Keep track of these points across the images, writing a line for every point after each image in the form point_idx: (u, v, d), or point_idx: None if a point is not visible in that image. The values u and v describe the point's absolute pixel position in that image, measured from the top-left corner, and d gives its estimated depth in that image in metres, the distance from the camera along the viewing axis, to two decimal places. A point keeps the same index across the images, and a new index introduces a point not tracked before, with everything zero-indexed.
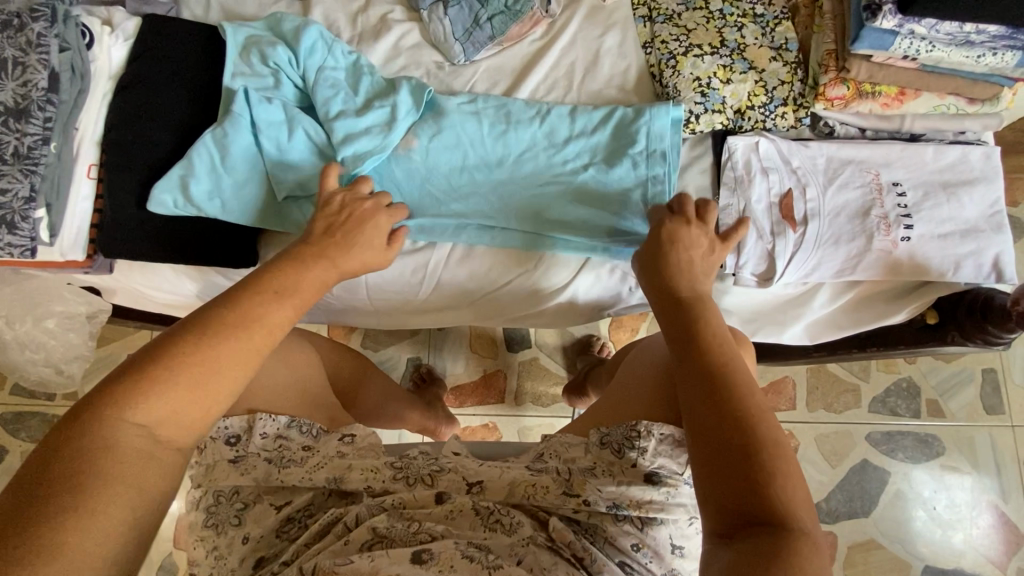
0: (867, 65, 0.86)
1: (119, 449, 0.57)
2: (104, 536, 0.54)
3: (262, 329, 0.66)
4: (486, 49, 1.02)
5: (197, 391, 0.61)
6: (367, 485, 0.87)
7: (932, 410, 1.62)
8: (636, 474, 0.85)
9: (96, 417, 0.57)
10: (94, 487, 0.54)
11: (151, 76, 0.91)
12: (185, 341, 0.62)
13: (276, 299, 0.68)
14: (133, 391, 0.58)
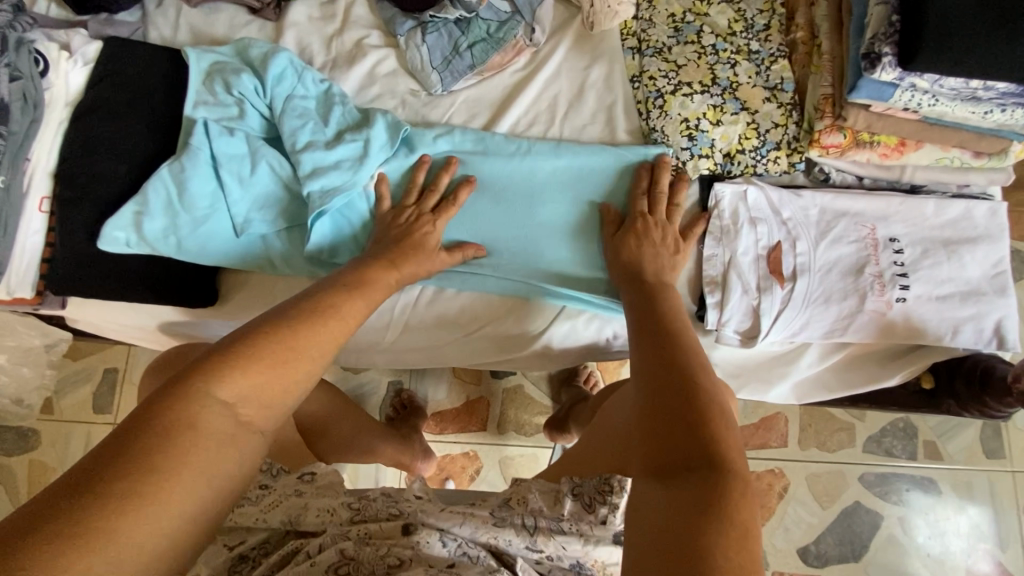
0: (865, 115, 0.80)
1: (207, 427, 0.51)
2: (158, 521, 0.46)
3: (338, 326, 0.64)
4: (465, 79, 0.97)
5: (278, 370, 0.57)
6: (323, 527, 0.80)
7: (929, 452, 1.56)
8: (603, 534, 0.80)
9: (187, 393, 0.52)
10: (162, 467, 0.47)
11: (108, 104, 0.87)
12: (281, 340, 0.59)
13: (351, 296, 0.69)
14: (218, 367, 0.54)
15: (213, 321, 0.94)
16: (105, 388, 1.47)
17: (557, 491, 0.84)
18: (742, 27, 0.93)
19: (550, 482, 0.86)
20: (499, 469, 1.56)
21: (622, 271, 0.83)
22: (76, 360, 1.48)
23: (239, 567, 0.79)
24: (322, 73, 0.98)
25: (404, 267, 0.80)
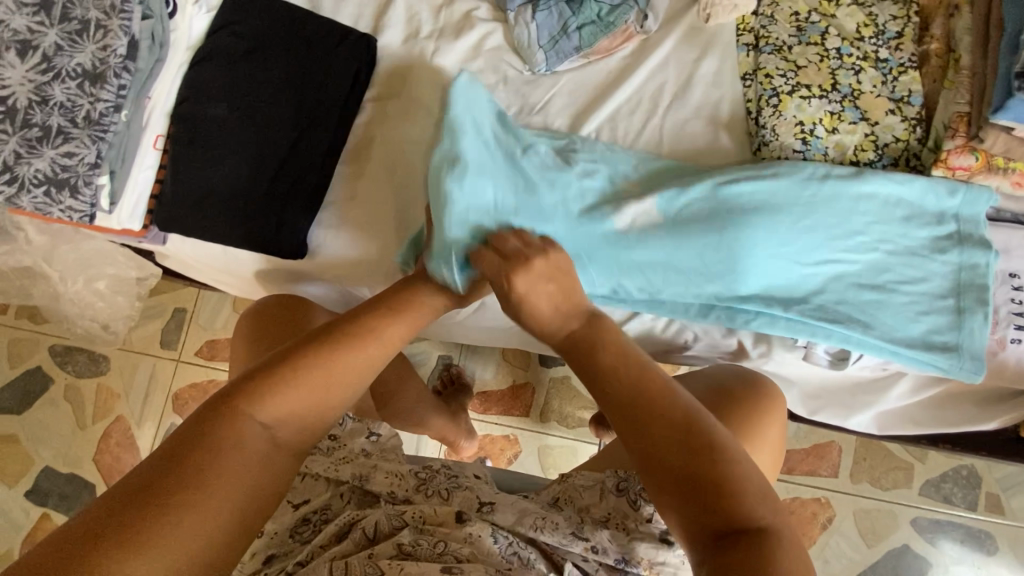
0: (1006, 138, 0.75)
1: (246, 447, 0.56)
2: (199, 528, 0.51)
3: (365, 359, 0.65)
4: (570, 61, 0.95)
5: (316, 392, 0.61)
6: (389, 490, 0.84)
7: (990, 505, 1.47)
8: (649, 532, 0.79)
9: (231, 412, 0.57)
10: (194, 483, 0.51)
11: (227, 52, 0.90)
12: (314, 364, 0.62)
13: (396, 318, 0.69)
14: (265, 389, 0.59)
15: (307, 281, 0.97)
16: (175, 326, 1.54)
17: (602, 485, 0.84)
18: (872, 33, 0.88)
19: (594, 475, 0.85)
20: (537, 456, 1.57)
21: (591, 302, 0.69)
22: (152, 295, 1.56)
23: (300, 529, 0.83)
24: (428, 41, 0.98)
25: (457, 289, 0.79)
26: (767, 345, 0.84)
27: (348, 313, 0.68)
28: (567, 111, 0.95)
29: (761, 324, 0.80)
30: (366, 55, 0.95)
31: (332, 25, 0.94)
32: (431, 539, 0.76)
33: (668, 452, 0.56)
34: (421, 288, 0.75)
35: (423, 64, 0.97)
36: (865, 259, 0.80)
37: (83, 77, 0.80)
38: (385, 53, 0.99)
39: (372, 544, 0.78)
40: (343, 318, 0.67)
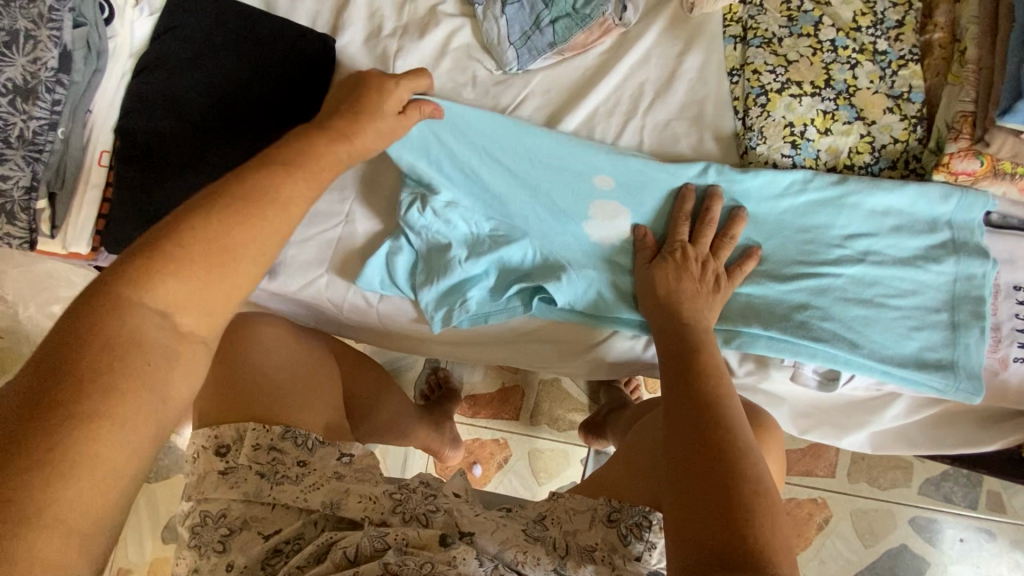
0: (1014, 141, 0.68)
1: (144, 340, 0.45)
2: (102, 461, 0.42)
3: (263, 242, 0.52)
4: (543, 58, 0.88)
5: (214, 275, 0.49)
6: (365, 515, 0.80)
7: (992, 503, 1.44)
8: (637, 570, 0.76)
9: (111, 300, 0.45)
10: (89, 416, 0.42)
11: (172, 58, 0.84)
12: (198, 235, 0.49)
13: (296, 176, 0.56)
14: (150, 267, 0.47)
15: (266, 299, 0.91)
16: None
17: (593, 512, 0.80)
18: (870, 22, 0.81)
19: (586, 501, 0.82)
20: (528, 460, 1.53)
21: (654, 302, 0.75)
22: None
23: (271, 561, 0.78)
24: (391, 40, 0.91)
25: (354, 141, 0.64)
26: (755, 364, 0.79)
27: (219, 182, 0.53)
28: (541, 113, 0.89)
29: (746, 345, 0.75)
30: (324, 56, 0.88)
31: (285, 24, 0.88)
32: (418, 559, 0.71)
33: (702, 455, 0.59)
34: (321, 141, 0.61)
35: (386, 66, 0.91)
36: (848, 270, 0.74)
37: (13, 93, 0.75)
38: (346, 54, 0.92)
39: (354, 566, 0.73)
40: (235, 191, 0.52)
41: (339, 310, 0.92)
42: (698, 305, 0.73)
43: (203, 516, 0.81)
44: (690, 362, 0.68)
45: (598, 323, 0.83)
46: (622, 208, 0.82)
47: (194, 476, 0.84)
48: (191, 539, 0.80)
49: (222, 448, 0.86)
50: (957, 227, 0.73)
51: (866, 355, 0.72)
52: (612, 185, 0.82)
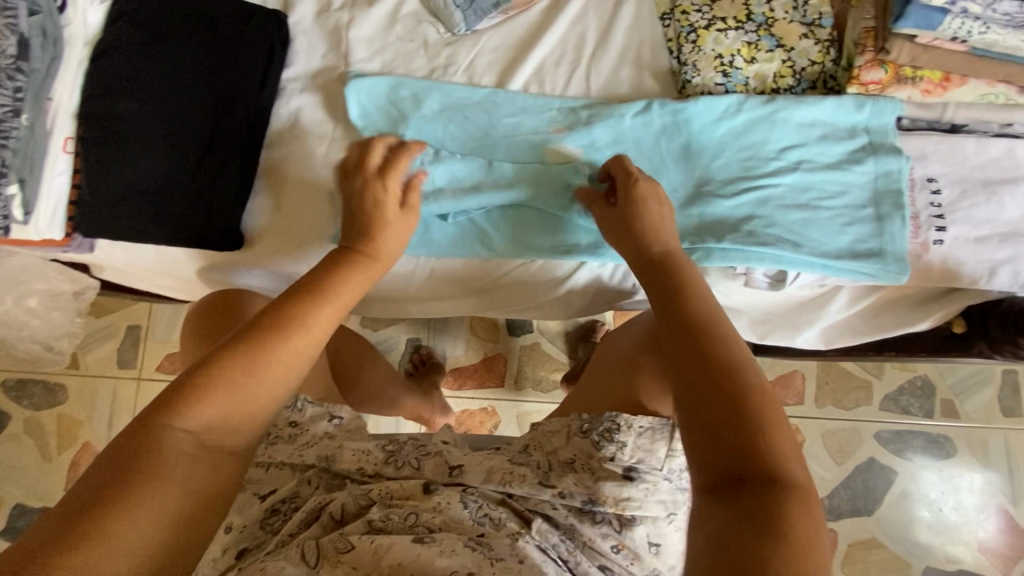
0: (910, 47, 0.76)
1: (171, 451, 0.57)
2: (137, 531, 0.53)
3: (291, 360, 0.64)
4: (489, 18, 0.94)
5: (238, 390, 0.61)
6: (358, 466, 0.81)
7: (945, 410, 1.56)
8: (613, 471, 0.77)
9: (149, 424, 0.57)
10: (133, 493, 0.54)
11: (129, 43, 0.87)
12: (233, 363, 0.61)
13: (323, 302, 0.68)
14: (188, 394, 0.59)
15: (238, 268, 0.94)
16: (131, 342, 1.49)
17: (569, 428, 0.82)
18: None
19: (561, 421, 0.83)
20: (517, 423, 1.58)
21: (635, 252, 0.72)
22: (101, 314, 1.51)
23: (269, 521, 0.78)
24: (342, 12, 0.95)
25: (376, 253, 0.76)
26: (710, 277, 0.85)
27: (283, 295, 0.68)
28: (492, 69, 0.94)
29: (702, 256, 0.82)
30: (278, 31, 0.92)
31: (236, 3, 0.91)
32: (402, 512, 0.73)
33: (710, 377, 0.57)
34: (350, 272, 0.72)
35: (339, 37, 0.95)
36: (785, 180, 0.82)
37: None
38: (299, 29, 0.96)
39: (341, 525, 0.75)
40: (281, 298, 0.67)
41: None
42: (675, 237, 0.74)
43: None
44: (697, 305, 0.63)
45: (565, 258, 0.88)
46: (577, 150, 0.88)
47: None
48: None
49: None
50: (871, 131, 0.82)
51: (808, 252, 0.79)
52: (565, 130, 0.88)
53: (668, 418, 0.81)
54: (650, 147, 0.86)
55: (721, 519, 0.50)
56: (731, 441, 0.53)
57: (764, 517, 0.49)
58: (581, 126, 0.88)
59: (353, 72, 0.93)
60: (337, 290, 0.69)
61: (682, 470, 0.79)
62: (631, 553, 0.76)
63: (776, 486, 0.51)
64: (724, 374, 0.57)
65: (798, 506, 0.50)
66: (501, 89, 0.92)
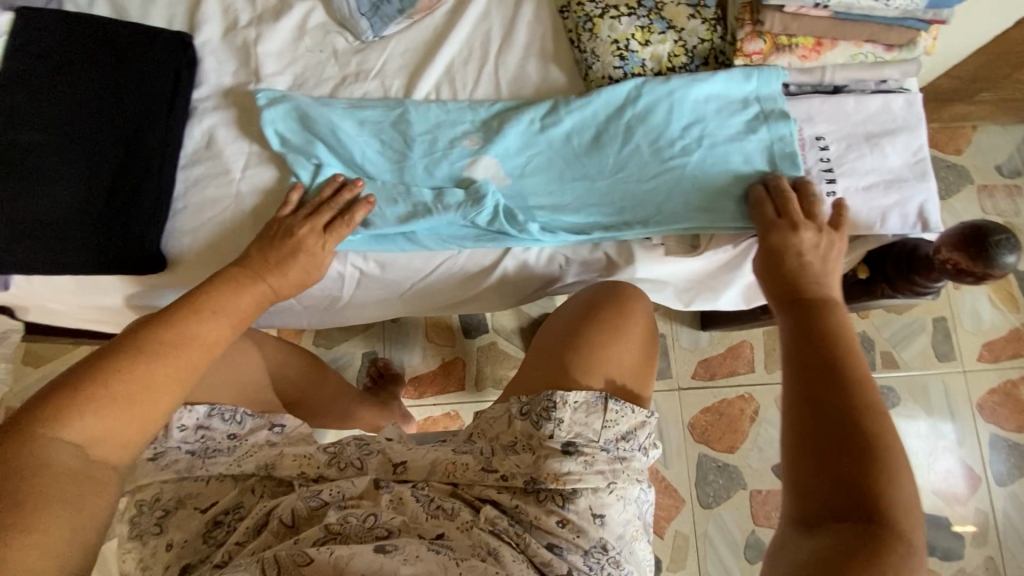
0: (780, 16, 0.82)
1: (53, 467, 0.58)
2: (31, 554, 0.54)
3: (180, 375, 0.68)
4: (395, 24, 0.97)
5: (131, 405, 0.64)
6: (302, 473, 0.81)
7: (886, 361, 1.64)
8: (553, 447, 0.79)
9: (27, 438, 0.58)
10: (26, 518, 0.55)
11: (27, 75, 0.86)
12: (121, 376, 0.64)
13: (213, 317, 0.73)
14: (67, 407, 0.61)
15: (164, 291, 0.93)
16: None
17: (508, 413, 0.84)
18: None
19: (502, 406, 0.86)
20: None
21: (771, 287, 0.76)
22: (38, 364, 1.45)
23: (214, 534, 0.78)
24: (249, 29, 0.97)
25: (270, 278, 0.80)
26: (631, 250, 0.92)
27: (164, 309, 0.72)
28: (403, 72, 0.96)
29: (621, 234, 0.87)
30: (184, 53, 0.93)
31: (140, 28, 0.92)
32: (361, 514, 0.75)
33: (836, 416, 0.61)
34: (238, 291, 0.77)
35: (248, 53, 0.96)
36: (693, 159, 0.86)
37: None
38: (207, 49, 0.96)
39: (294, 531, 0.76)
40: (154, 320, 0.69)
41: None
42: (825, 273, 0.75)
43: (138, 504, 0.79)
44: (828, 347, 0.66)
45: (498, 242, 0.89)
46: (493, 159, 0.89)
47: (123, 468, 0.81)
48: (130, 530, 0.79)
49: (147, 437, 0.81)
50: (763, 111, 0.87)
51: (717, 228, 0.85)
52: (479, 141, 0.90)
53: (600, 390, 0.83)
54: (562, 145, 0.89)
55: (828, 543, 0.55)
56: (843, 475, 0.58)
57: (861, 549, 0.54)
58: (493, 135, 0.90)
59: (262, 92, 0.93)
60: (231, 306, 0.75)
61: (618, 439, 0.81)
62: (576, 527, 0.77)
63: (896, 533, 0.55)
64: (852, 405, 0.61)
65: (901, 550, 0.54)
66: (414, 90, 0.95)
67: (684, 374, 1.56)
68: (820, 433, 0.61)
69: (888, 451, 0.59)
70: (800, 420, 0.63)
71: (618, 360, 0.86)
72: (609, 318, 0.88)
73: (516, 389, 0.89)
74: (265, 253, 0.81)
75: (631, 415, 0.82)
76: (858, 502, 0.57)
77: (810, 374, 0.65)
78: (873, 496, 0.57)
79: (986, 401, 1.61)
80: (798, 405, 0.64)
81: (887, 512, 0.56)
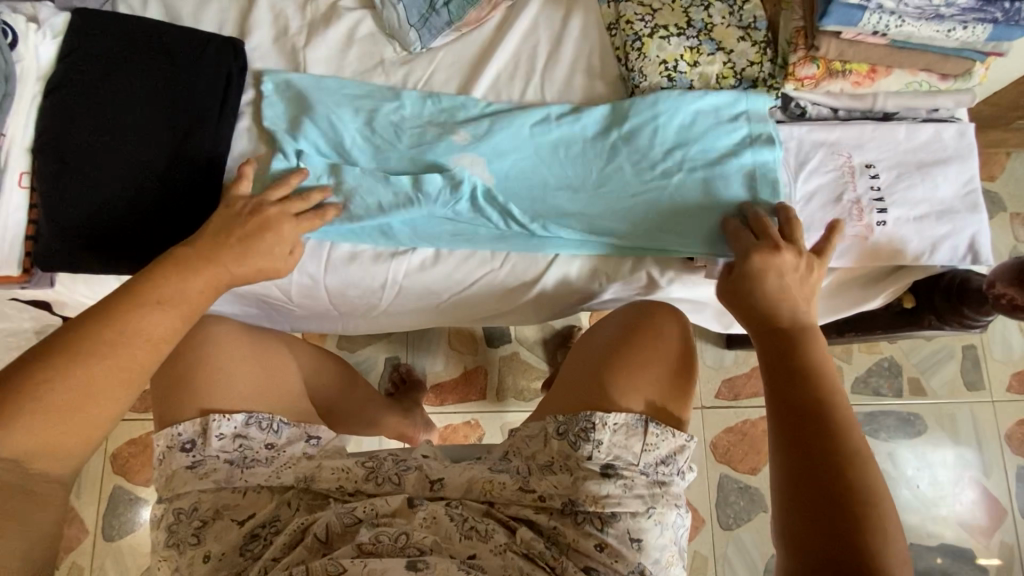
0: (837, 43, 0.82)
1: (59, 447, 0.64)
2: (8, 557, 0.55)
3: (133, 349, 0.69)
4: (444, 36, 0.97)
5: (87, 391, 0.66)
6: (338, 486, 0.81)
7: (913, 388, 1.61)
8: (591, 470, 0.79)
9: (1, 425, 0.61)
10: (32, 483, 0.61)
11: (82, 75, 0.87)
12: (94, 355, 0.67)
13: (156, 311, 0.72)
14: (26, 392, 0.63)
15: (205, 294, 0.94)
16: None
17: (545, 431, 0.83)
18: None
19: (538, 424, 0.85)
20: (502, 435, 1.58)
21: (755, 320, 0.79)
22: None
23: (251, 546, 0.78)
24: (298, 36, 0.98)
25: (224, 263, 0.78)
26: (673, 271, 0.92)
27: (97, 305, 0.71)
28: (449, 84, 0.97)
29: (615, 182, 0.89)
30: (234, 57, 0.93)
31: (192, 32, 0.93)
32: (392, 532, 0.75)
33: (828, 472, 0.67)
34: (169, 284, 0.74)
35: (297, 59, 0.97)
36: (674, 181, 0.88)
37: None
38: (256, 54, 0.97)
39: (327, 546, 0.75)
40: (92, 317, 0.69)
41: (286, 298, 0.95)
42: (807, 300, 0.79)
43: (175, 511, 0.80)
44: (799, 393, 0.72)
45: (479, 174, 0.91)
46: (478, 158, 0.91)
47: (162, 474, 0.81)
48: (168, 539, 0.79)
49: (188, 444, 0.82)
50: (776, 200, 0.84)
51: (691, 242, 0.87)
52: (467, 138, 0.92)
53: (639, 413, 0.82)
54: (549, 154, 0.91)
55: None
56: (837, 530, 0.63)
57: (829, 558, 0.62)
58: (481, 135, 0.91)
59: (268, 70, 0.95)
60: (168, 296, 0.73)
61: (657, 464, 0.81)
62: (613, 552, 0.76)
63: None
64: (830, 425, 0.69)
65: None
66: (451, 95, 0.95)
67: (707, 393, 1.55)
68: (798, 476, 0.68)
69: (867, 487, 0.66)
70: (789, 451, 0.69)
71: (659, 382, 0.85)
72: (648, 340, 0.87)
73: (550, 409, 0.89)
74: (230, 237, 0.80)
75: (671, 439, 0.82)
76: (851, 549, 0.62)
77: (780, 396, 0.73)
78: (872, 557, 0.61)
79: (1014, 432, 1.58)
80: (777, 431, 0.72)
81: (875, 563, 0.61)
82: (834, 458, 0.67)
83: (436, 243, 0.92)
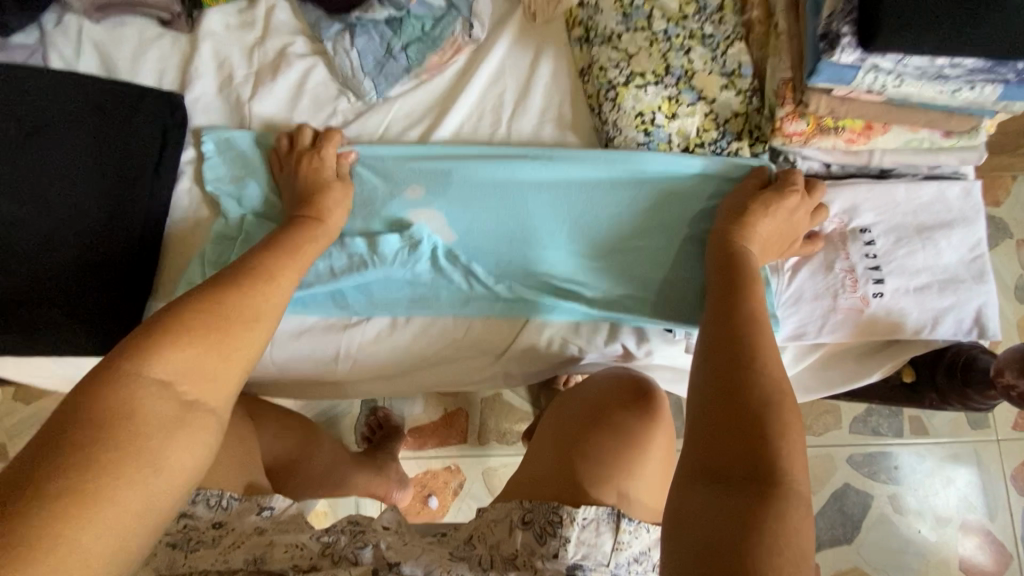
0: (827, 99, 0.75)
1: (145, 410, 0.48)
2: (116, 519, 0.44)
3: (259, 308, 0.59)
4: (401, 84, 0.89)
5: (217, 345, 0.54)
6: (293, 564, 0.70)
7: (915, 428, 1.45)
8: (556, 569, 0.69)
9: (117, 375, 0.49)
10: (101, 478, 0.44)
11: (3, 140, 0.80)
12: (205, 314, 0.55)
13: (291, 257, 0.67)
14: (153, 338, 0.52)
15: None
16: None
17: (510, 519, 0.75)
18: (694, 9, 0.86)
19: (504, 508, 0.77)
20: (483, 480, 1.51)
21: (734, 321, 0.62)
22: (27, 402, 1.29)
23: None
24: (244, 86, 0.90)
25: (327, 222, 0.77)
26: (650, 343, 0.85)
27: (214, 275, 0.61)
28: (408, 137, 0.90)
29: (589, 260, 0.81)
30: (173, 116, 0.87)
31: (127, 87, 0.85)
32: None
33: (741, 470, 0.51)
34: (305, 231, 0.73)
35: (242, 112, 0.90)
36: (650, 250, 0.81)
37: None
38: (198, 107, 0.90)
39: None
40: (232, 272, 0.61)
41: None
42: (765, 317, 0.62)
43: None
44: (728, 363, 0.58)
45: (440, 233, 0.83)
46: (437, 213, 0.83)
47: None
48: None
49: None
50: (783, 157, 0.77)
51: (675, 308, 0.80)
52: (422, 191, 0.84)
53: (612, 505, 0.74)
54: (515, 203, 0.83)
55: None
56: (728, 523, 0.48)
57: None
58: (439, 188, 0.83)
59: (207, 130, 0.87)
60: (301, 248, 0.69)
61: (630, 562, 0.73)
62: None
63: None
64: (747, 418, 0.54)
65: None
66: (405, 148, 0.86)
67: None
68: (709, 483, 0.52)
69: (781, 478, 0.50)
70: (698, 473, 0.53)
71: (633, 470, 0.78)
72: (622, 424, 0.80)
73: (518, 489, 0.80)
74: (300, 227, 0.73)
75: (645, 535, 0.74)
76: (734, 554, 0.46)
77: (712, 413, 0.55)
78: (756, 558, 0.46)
79: None
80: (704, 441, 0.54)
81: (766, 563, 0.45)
82: (753, 497, 0.49)
83: (392, 310, 0.84)
